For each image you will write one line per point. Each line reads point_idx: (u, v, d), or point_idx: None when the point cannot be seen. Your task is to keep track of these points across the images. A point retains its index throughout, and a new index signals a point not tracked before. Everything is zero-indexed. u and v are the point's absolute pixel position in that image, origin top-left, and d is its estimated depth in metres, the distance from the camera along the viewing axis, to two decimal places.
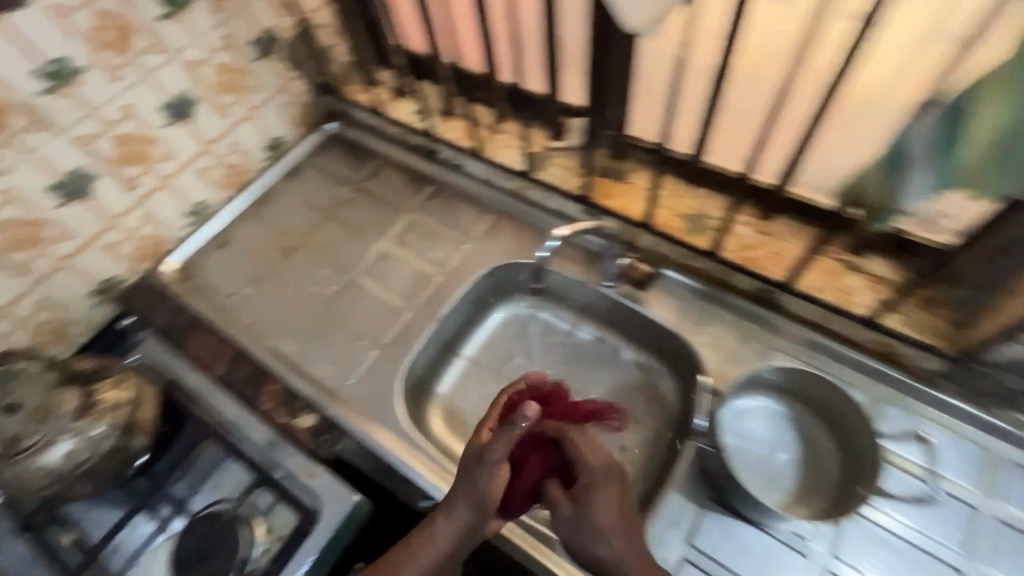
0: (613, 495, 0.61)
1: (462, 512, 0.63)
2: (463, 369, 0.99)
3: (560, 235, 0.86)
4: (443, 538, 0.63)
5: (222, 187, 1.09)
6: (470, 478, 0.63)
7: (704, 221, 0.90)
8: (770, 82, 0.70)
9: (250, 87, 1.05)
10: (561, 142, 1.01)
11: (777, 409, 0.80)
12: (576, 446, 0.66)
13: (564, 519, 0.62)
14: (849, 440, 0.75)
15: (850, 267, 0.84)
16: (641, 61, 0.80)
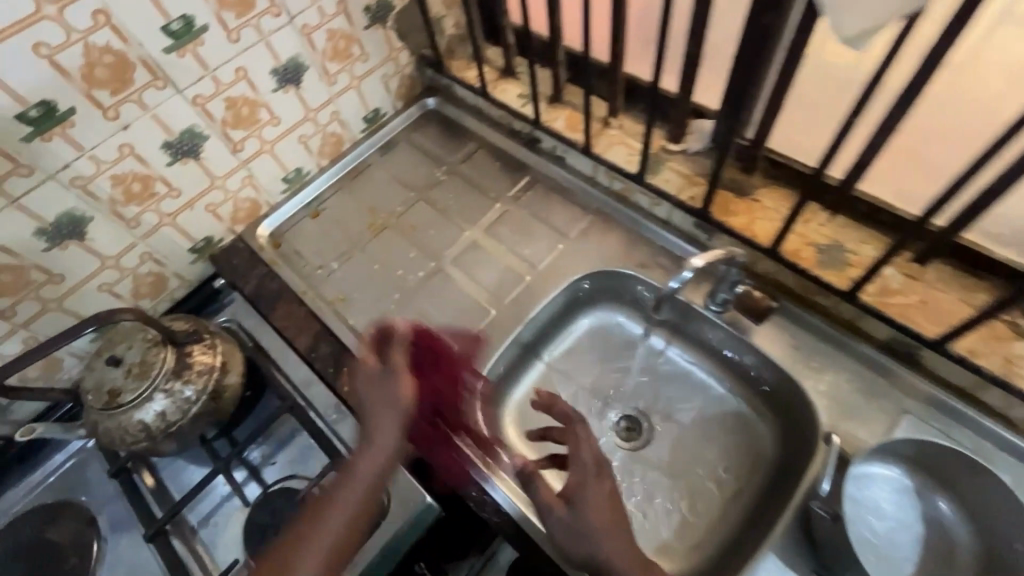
0: (601, 490, 0.66)
1: (388, 440, 0.66)
2: (543, 375, 0.96)
3: (696, 265, 0.71)
4: (364, 474, 0.65)
5: (318, 156, 1.08)
6: (380, 407, 0.69)
7: (841, 253, 0.78)
8: (999, 120, 0.59)
9: (358, 56, 1.01)
10: (679, 145, 0.92)
11: (904, 483, 0.71)
12: (577, 438, 0.72)
13: (554, 519, 0.66)
14: (996, 542, 0.65)
15: (1020, 334, 0.71)
16: (816, 63, 0.70)
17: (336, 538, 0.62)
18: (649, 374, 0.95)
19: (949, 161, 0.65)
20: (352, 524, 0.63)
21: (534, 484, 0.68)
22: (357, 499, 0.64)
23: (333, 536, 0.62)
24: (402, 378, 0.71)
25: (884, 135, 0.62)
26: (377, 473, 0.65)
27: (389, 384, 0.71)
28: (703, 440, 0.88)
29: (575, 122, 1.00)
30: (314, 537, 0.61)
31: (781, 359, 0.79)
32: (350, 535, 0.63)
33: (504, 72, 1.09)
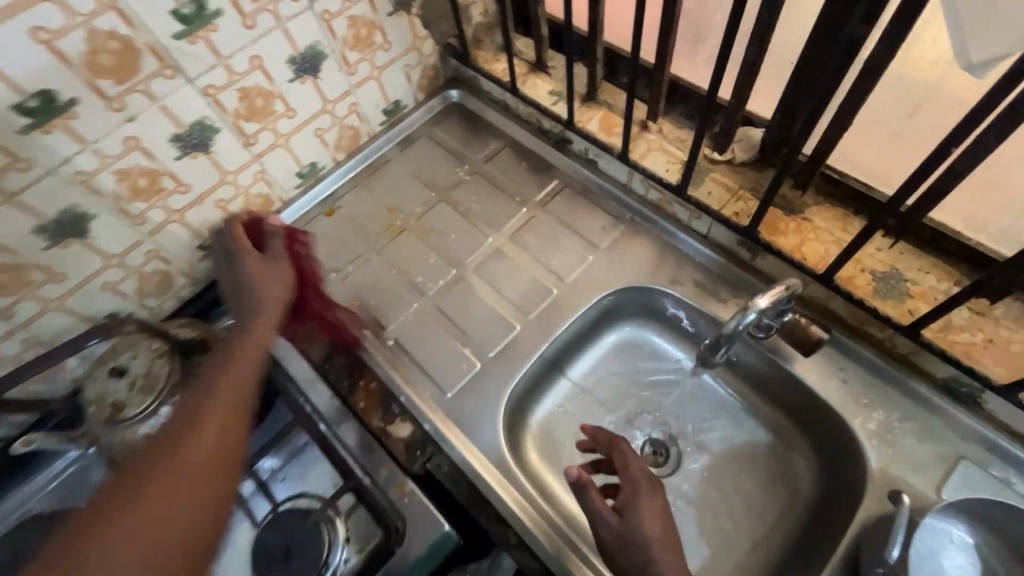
0: (654, 505, 0.66)
1: (265, 317, 0.71)
2: (567, 393, 0.91)
3: (760, 304, 0.67)
4: (239, 366, 0.64)
5: (335, 150, 1.02)
6: (249, 295, 0.73)
7: (899, 284, 0.72)
8: None
9: (380, 44, 0.95)
10: (724, 156, 0.85)
11: (967, 540, 0.65)
12: (626, 455, 0.71)
13: (604, 524, 0.65)
14: None
15: None
16: (898, 79, 0.65)
17: (221, 440, 0.58)
18: (677, 394, 0.90)
19: None
20: (230, 427, 0.59)
21: (587, 492, 0.66)
22: (229, 397, 0.61)
23: (218, 435, 0.58)
24: (281, 258, 0.78)
25: (972, 162, 0.55)
26: (248, 368, 0.65)
27: (259, 269, 0.75)
28: (735, 470, 0.82)
29: (610, 123, 0.93)
30: (199, 447, 0.57)
31: (827, 395, 0.74)
32: (234, 440, 0.59)
33: (535, 66, 1.02)
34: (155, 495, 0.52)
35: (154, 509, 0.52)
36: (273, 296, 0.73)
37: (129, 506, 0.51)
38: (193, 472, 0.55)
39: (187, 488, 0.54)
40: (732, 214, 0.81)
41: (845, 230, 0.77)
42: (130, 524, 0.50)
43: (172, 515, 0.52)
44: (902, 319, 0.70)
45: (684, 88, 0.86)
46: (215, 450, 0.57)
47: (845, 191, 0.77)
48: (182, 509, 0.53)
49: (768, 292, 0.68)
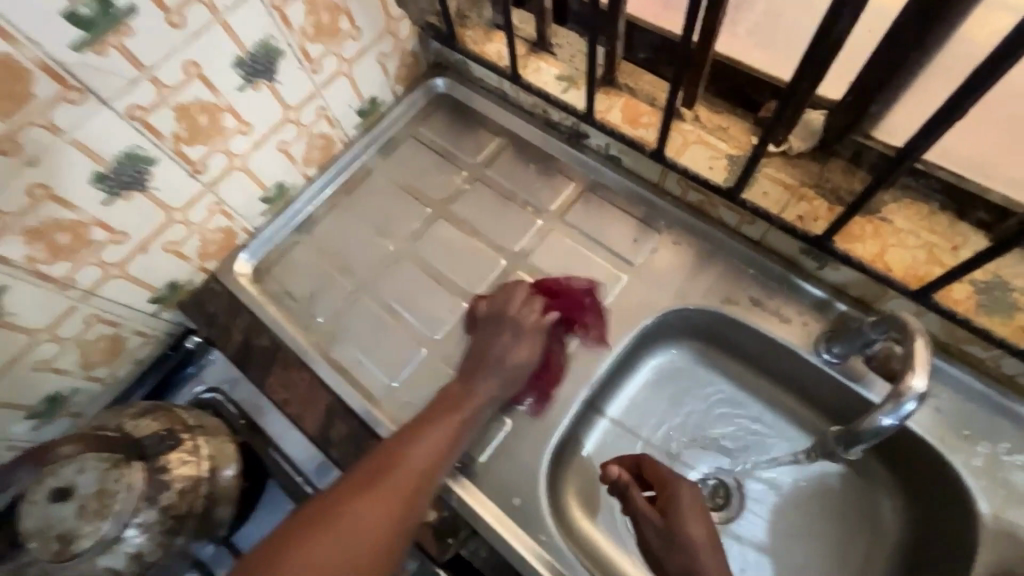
0: (698, 511, 0.61)
1: (488, 385, 0.68)
2: (610, 435, 0.78)
3: (922, 390, 0.50)
4: (426, 452, 0.62)
5: (304, 164, 0.85)
6: (478, 363, 0.69)
7: (1004, 295, 0.61)
8: None
9: (348, 31, 0.77)
10: (779, 147, 0.72)
11: None
12: (660, 466, 0.65)
13: (648, 524, 0.61)
14: None
15: None
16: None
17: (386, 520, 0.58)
18: (736, 424, 0.78)
19: None
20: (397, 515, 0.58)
21: (629, 493, 0.63)
22: (406, 493, 0.59)
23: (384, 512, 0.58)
24: (536, 342, 0.71)
25: None
26: (432, 459, 0.62)
27: (511, 346, 0.70)
28: (809, 512, 0.73)
29: (635, 112, 0.78)
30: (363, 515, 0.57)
31: (924, 428, 0.64)
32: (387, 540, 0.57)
33: (535, 46, 0.85)
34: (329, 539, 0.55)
35: (319, 555, 0.55)
36: (501, 372, 0.69)
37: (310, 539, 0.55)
38: (359, 545, 0.56)
39: (351, 542, 0.56)
40: (796, 219, 0.68)
41: (936, 230, 0.65)
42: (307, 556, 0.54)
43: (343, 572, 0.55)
44: (1015, 338, 0.59)
45: (726, 66, 0.72)
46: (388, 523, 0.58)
47: (929, 184, 0.65)
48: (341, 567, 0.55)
49: (919, 365, 0.51)
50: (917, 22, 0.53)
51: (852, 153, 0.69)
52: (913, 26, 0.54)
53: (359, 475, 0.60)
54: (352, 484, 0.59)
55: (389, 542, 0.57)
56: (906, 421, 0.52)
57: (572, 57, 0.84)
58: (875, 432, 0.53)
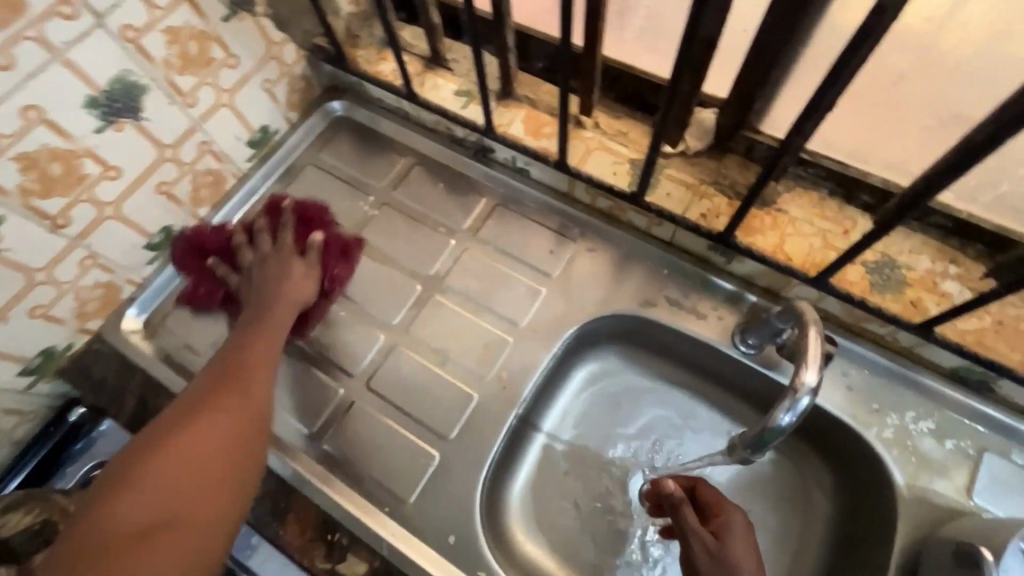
0: (749, 543, 0.58)
1: (293, 291, 0.70)
2: (545, 452, 0.77)
3: (814, 384, 0.51)
4: (256, 354, 0.63)
5: (192, 205, 0.79)
6: (275, 277, 0.70)
7: (892, 272, 0.64)
8: None
9: (223, 59, 0.71)
10: (676, 147, 0.73)
11: None
12: (717, 492, 0.63)
13: (699, 543, 0.57)
14: None
15: None
16: (892, 43, 0.54)
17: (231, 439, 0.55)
18: (669, 425, 0.78)
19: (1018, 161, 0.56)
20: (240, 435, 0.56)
21: (682, 508, 0.60)
22: (245, 385, 0.60)
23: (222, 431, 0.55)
24: (313, 280, 0.72)
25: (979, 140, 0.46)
26: (268, 357, 0.64)
27: (284, 273, 0.70)
28: (746, 504, 0.73)
29: (537, 123, 0.77)
30: (205, 432, 0.54)
31: (836, 407, 0.66)
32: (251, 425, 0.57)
33: (430, 62, 0.83)
34: (179, 449, 0.52)
35: (191, 451, 0.52)
36: (277, 277, 0.70)
37: (174, 440, 0.53)
38: (215, 433, 0.55)
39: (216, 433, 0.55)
40: (700, 217, 0.69)
41: (826, 216, 0.67)
42: (162, 473, 0.50)
43: (179, 485, 0.50)
44: (906, 313, 0.62)
45: (618, 71, 0.72)
46: (235, 438, 0.56)
47: (817, 173, 0.67)
48: (193, 477, 0.51)
49: (810, 361, 0.52)
50: (781, 21, 0.55)
51: (745, 149, 0.70)
52: (777, 26, 0.55)
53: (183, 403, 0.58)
54: (171, 415, 0.56)
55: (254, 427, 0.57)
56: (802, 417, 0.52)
57: (469, 71, 0.82)
58: (778, 432, 0.53)
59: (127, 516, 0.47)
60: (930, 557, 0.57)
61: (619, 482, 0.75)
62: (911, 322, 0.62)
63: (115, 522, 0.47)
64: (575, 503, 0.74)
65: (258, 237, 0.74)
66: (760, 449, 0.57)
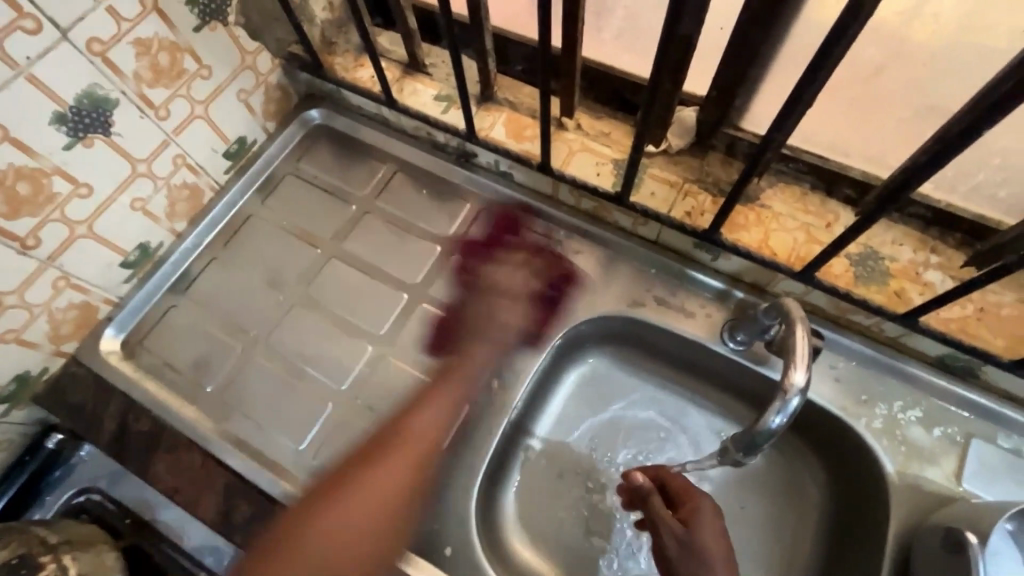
0: (718, 529, 0.59)
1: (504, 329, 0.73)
2: (540, 456, 0.76)
3: (804, 385, 0.51)
4: (428, 419, 0.67)
5: (170, 219, 0.77)
6: (474, 322, 0.73)
7: (876, 263, 0.65)
8: None
9: (196, 70, 0.70)
10: (659, 146, 0.73)
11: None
12: (683, 478, 0.64)
13: (668, 532, 0.60)
14: None
15: None
16: (865, 37, 0.55)
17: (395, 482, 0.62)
18: (655, 419, 0.78)
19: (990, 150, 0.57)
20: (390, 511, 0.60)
21: (650, 500, 0.62)
22: (411, 458, 0.64)
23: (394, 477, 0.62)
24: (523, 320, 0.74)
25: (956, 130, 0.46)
26: (446, 415, 0.67)
27: (490, 313, 0.73)
28: (741, 499, 0.73)
29: (518, 126, 0.77)
30: (383, 477, 0.62)
31: (826, 399, 0.66)
32: (391, 504, 0.61)
33: (409, 67, 0.82)
34: (336, 527, 0.58)
35: (349, 523, 0.58)
36: (491, 329, 0.72)
37: (343, 491, 0.60)
38: (376, 519, 0.59)
39: (369, 503, 0.60)
40: (684, 215, 0.70)
41: (809, 210, 0.68)
42: (320, 532, 0.57)
43: (353, 540, 0.58)
44: (890, 304, 0.63)
45: (597, 71, 0.72)
46: (393, 498, 0.61)
47: (798, 168, 0.68)
48: (353, 546, 0.58)
49: (798, 360, 0.52)
50: (758, 17, 0.55)
51: (727, 146, 0.71)
52: (754, 23, 0.56)
53: (369, 440, 0.66)
54: (350, 464, 0.63)
55: (388, 529, 0.60)
56: (793, 417, 0.53)
57: (448, 76, 0.81)
58: (768, 434, 0.54)
59: (312, 553, 0.56)
60: (922, 543, 0.57)
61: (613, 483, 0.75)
62: (896, 313, 0.62)
63: (320, 531, 0.57)
64: (571, 506, 0.74)
65: (507, 262, 0.76)
66: (754, 450, 0.57)
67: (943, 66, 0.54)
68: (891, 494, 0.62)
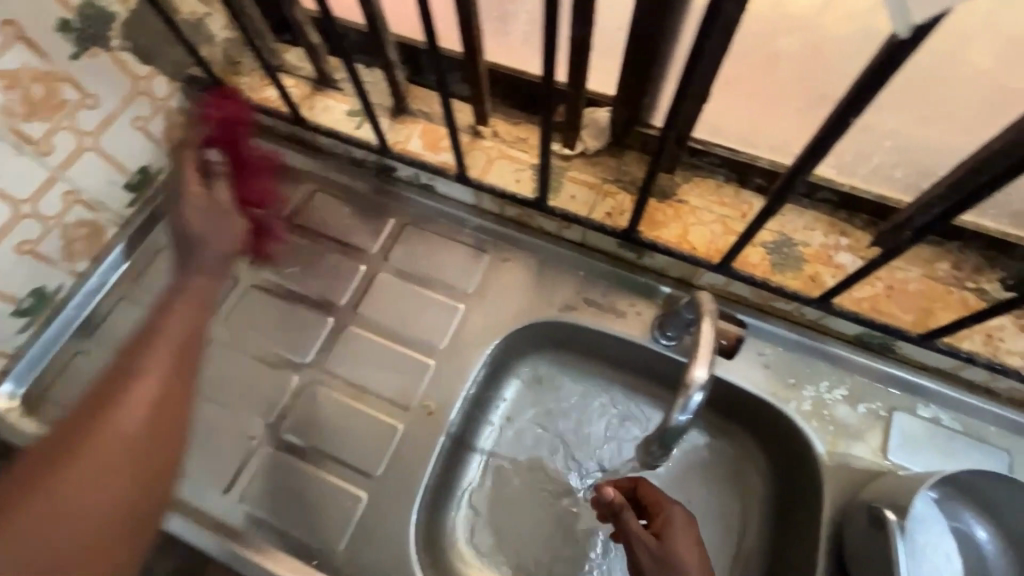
0: (693, 540, 0.57)
1: (227, 241, 0.58)
2: (486, 470, 0.74)
3: (705, 381, 0.51)
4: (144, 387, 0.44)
5: (68, 261, 0.72)
6: (186, 245, 0.57)
7: (791, 249, 0.66)
8: (947, 76, 0.52)
9: (79, 100, 0.65)
10: (576, 148, 0.72)
11: (943, 495, 0.59)
12: (656, 488, 0.62)
13: (641, 547, 0.57)
14: (1012, 529, 0.57)
15: (973, 290, 0.63)
16: (749, 27, 0.57)
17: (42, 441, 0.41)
18: (587, 412, 0.76)
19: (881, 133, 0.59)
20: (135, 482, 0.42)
21: (623, 515, 0.58)
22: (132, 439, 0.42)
23: (125, 435, 0.42)
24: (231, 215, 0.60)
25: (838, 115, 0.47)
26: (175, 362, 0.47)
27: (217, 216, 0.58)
28: (689, 493, 0.72)
29: (434, 137, 0.76)
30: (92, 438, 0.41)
31: (756, 386, 0.67)
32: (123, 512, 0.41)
33: (319, 83, 0.79)
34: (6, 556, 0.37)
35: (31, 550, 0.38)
36: (210, 231, 0.57)
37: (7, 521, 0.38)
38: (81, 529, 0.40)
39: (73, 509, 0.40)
40: (605, 216, 0.70)
41: (725, 202, 0.69)
42: None
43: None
44: (807, 289, 0.64)
45: (507, 76, 0.71)
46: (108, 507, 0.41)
47: (711, 161, 0.68)
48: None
49: (700, 357, 0.52)
50: (648, 16, 0.55)
51: (641, 143, 0.71)
52: (645, 23, 0.56)
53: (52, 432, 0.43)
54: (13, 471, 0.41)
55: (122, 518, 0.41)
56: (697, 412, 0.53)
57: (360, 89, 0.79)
58: (679, 430, 0.54)
59: None
60: (849, 521, 0.58)
61: (564, 491, 0.73)
62: (812, 298, 0.64)
63: None
64: (520, 521, 0.72)
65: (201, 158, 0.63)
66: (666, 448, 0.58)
67: (826, 55, 0.56)
68: (820, 473, 0.64)
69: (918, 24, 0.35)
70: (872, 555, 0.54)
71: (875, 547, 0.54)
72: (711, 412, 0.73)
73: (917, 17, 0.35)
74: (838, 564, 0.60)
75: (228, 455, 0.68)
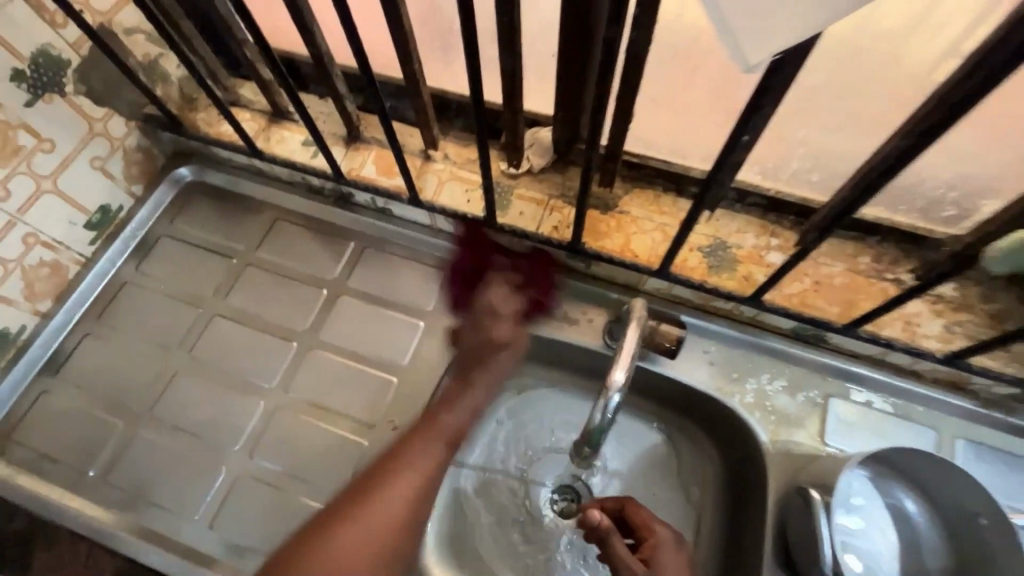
0: (679, 563, 0.59)
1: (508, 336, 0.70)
2: (455, 481, 0.76)
3: (621, 383, 0.54)
4: None
5: (31, 301, 0.74)
6: (478, 352, 0.70)
7: (726, 252, 0.70)
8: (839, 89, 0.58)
9: (34, 145, 0.68)
10: (522, 167, 0.76)
11: (871, 473, 0.63)
12: (647, 513, 0.62)
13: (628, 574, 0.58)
14: (942, 505, 0.60)
15: (891, 280, 0.68)
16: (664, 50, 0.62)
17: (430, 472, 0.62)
18: (551, 418, 0.79)
19: (792, 141, 0.64)
20: None
21: (610, 541, 0.60)
22: None
23: None
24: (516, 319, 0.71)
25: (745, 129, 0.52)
26: None
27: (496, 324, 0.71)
28: (650, 488, 0.75)
29: (387, 162, 0.79)
30: (345, 539, 0.57)
31: (702, 382, 0.71)
32: None
33: (275, 116, 0.82)
34: None
35: None
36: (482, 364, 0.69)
37: None
38: None
39: None
40: (551, 230, 0.74)
41: (663, 211, 0.73)
42: None
43: None
44: (741, 288, 0.69)
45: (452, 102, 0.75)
46: None
47: (647, 173, 0.73)
48: None
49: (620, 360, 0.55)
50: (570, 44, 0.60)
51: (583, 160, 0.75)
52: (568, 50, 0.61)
53: None
54: None
55: None
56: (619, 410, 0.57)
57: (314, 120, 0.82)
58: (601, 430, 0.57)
59: None
60: (789, 505, 0.62)
61: (530, 495, 0.75)
62: (746, 296, 0.68)
63: None
64: (489, 527, 0.74)
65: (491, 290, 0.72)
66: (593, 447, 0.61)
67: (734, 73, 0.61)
68: (763, 460, 0.68)
69: (758, 65, 0.37)
70: (802, 529, 0.58)
71: (804, 523, 0.58)
72: (667, 410, 0.77)
73: (754, 60, 0.37)
74: (782, 544, 0.64)
75: (196, 482, 0.69)
